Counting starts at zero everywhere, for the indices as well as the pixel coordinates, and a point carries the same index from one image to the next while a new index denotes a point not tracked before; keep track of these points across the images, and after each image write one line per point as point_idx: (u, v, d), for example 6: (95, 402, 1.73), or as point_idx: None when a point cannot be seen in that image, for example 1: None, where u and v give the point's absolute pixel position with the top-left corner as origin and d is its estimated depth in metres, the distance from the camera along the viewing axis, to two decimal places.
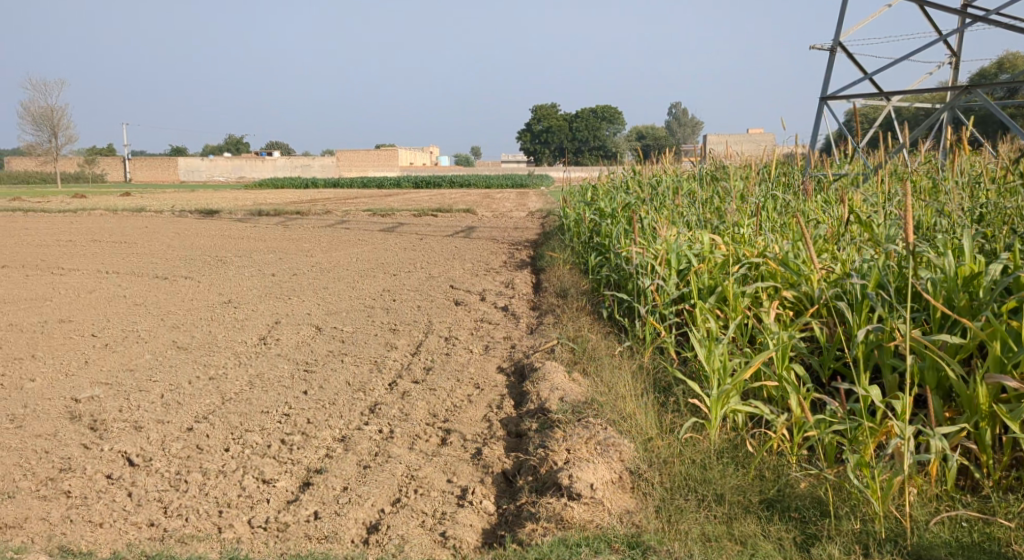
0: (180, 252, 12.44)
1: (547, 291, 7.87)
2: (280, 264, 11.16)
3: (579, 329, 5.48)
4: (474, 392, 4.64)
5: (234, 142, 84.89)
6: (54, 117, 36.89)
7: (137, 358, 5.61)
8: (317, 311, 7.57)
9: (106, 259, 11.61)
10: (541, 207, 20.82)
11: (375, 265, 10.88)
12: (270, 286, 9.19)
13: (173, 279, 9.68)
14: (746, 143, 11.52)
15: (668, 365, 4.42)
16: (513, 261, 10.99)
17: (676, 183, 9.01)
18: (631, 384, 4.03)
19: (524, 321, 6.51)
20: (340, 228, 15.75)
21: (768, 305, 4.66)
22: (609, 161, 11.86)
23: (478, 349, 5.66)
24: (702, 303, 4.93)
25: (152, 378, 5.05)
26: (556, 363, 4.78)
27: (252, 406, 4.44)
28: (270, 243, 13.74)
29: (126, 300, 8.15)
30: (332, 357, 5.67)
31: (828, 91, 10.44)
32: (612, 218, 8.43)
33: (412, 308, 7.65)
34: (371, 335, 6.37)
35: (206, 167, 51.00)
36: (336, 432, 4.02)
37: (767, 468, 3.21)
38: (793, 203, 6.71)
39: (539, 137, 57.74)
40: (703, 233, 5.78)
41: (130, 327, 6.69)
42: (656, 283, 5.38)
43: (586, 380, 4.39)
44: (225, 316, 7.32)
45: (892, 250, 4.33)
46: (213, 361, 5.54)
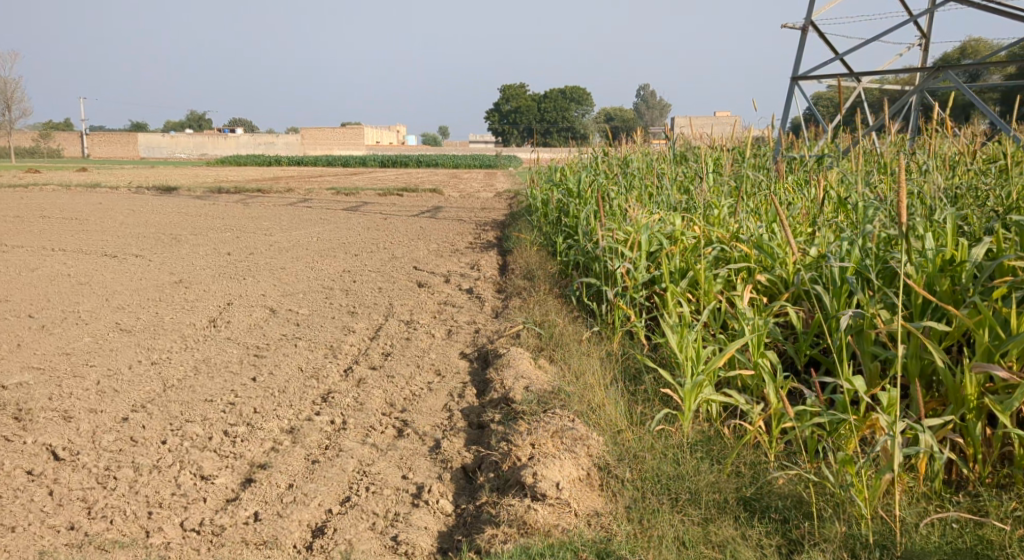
0: (133, 230, 12.02)
1: (513, 273, 7.63)
2: (237, 242, 10.80)
3: (546, 313, 5.24)
4: (434, 379, 4.39)
5: (196, 119, 83.54)
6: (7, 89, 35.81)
7: (75, 341, 5.30)
8: (273, 292, 7.27)
9: (54, 236, 11.17)
10: (508, 188, 20.62)
11: (336, 245, 10.56)
12: (224, 266, 8.86)
13: (123, 258, 9.30)
14: (715, 125, 11.35)
15: (637, 352, 4.19)
16: (479, 242, 10.74)
17: (645, 164, 8.81)
18: (600, 372, 3.80)
19: (488, 304, 6.27)
20: (302, 207, 15.37)
21: (742, 290, 4.45)
22: (577, 142, 11.63)
23: (440, 334, 5.41)
24: (672, 287, 4.70)
25: (89, 363, 4.74)
26: (521, 349, 4.55)
27: (195, 394, 4.16)
28: (229, 220, 13.35)
29: (70, 279, 7.79)
30: (285, 341, 5.38)
31: (798, 72, 10.27)
32: (580, 198, 8.20)
33: (373, 290, 7.37)
34: (328, 318, 6.10)
35: (166, 144, 49.94)
36: (284, 423, 3.75)
37: (743, 464, 2.98)
38: (765, 183, 6.53)
39: (507, 117, 57.32)
40: (674, 214, 5.56)
41: (71, 309, 6.35)
42: (625, 265, 5.15)
43: (553, 367, 4.16)
44: (175, 296, 7.00)
45: (871, 232, 4.12)
46: (157, 345, 5.24)
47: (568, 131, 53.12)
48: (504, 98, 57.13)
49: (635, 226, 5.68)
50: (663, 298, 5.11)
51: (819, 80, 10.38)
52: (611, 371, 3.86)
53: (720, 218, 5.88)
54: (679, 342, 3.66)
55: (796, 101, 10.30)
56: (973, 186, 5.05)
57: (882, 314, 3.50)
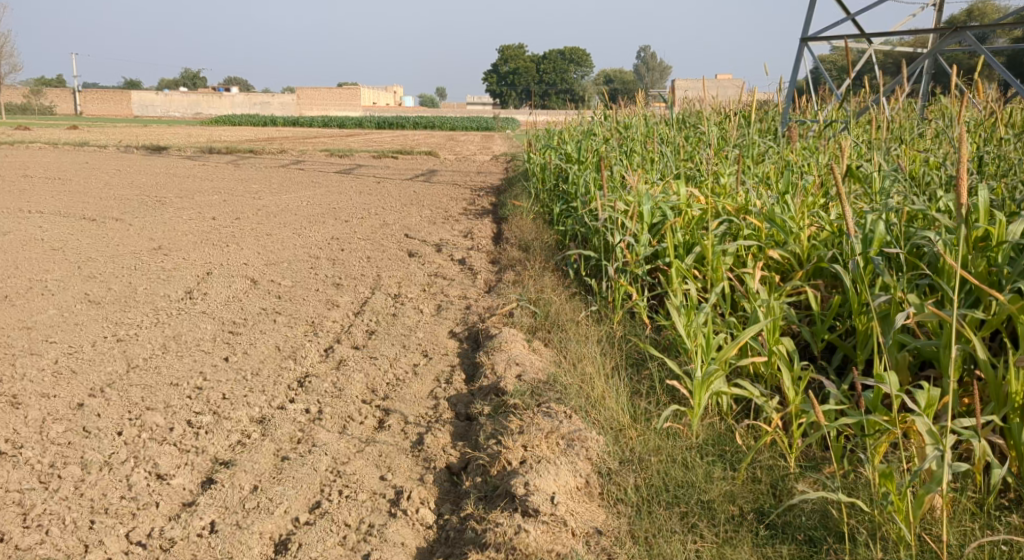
0: (117, 192, 11.65)
1: (509, 243, 7.27)
2: (223, 206, 10.43)
3: (542, 289, 4.90)
4: (421, 362, 4.06)
5: (189, 78, 82.67)
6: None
7: (39, 315, 4.97)
8: (256, 261, 6.92)
9: (35, 197, 10.81)
10: (506, 150, 20.24)
11: (325, 210, 10.19)
12: (207, 231, 8.51)
13: (102, 221, 8.95)
14: (719, 88, 10.94)
15: (640, 336, 3.86)
16: (473, 208, 10.37)
17: (647, 129, 8.43)
18: (600, 358, 3.47)
19: (481, 277, 5.94)
20: (293, 170, 14.96)
21: (754, 267, 4.10)
22: (575, 105, 11.23)
23: (429, 310, 5.08)
24: (678, 264, 4.36)
25: (50, 339, 4.42)
26: (515, 330, 4.21)
27: (160, 377, 3.83)
28: (217, 182, 12.97)
29: (45, 245, 7.45)
30: (263, 316, 5.05)
31: (807, 33, 9.84)
32: (580, 165, 7.82)
33: (361, 259, 7.02)
34: (312, 290, 5.76)
35: (160, 102, 49.09)
36: (254, 412, 3.43)
37: (760, 470, 2.67)
38: (775, 149, 6.17)
39: (505, 79, 56.54)
40: (680, 184, 5.20)
41: (40, 278, 6.02)
42: (626, 239, 4.80)
43: (549, 352, 3.83)
44: (151, 264, 6.66)
45: (897, 207, 3.75)
46: (126, 319, 4.91)
47: (567, 94, 52.35)
48: (503, 59, 56.41)
49: (638, 196, 5.32)
50: (667, 275, 4.77)
51: (829, 42, 9.95)
52: (612, 358, 3.53)
53: (727, 189, 5.52)
54: (688, 328, 3.31)
55: (804, 63, 9.89)
56: (1003, 154, 4.68)
57: (913, 299, 3.17)
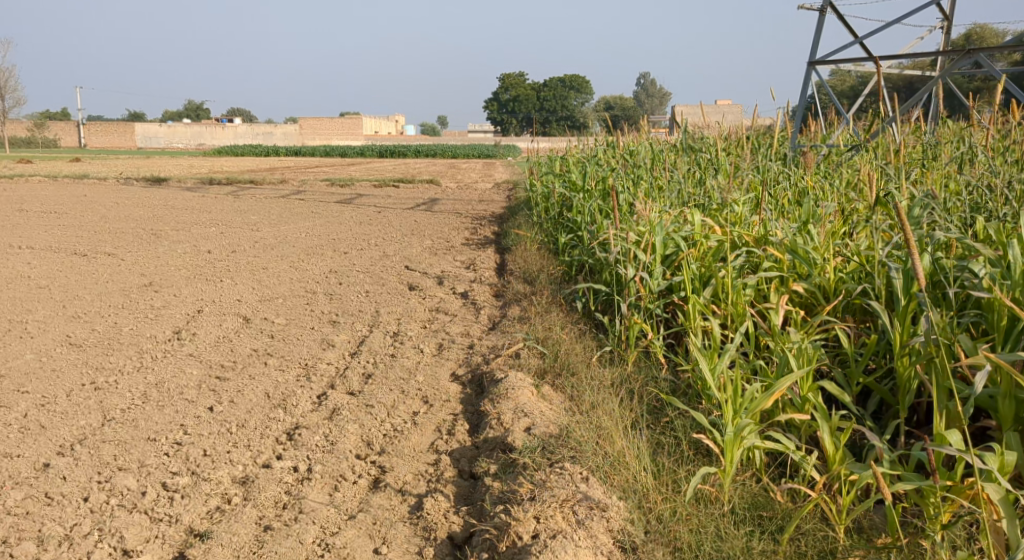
0: (112, 225, 11.39)
1: (513, 275, 6.98)
2: (220, 239, 10.18)
3: (549, 326, 4.60)
4: (421, 410, 3.75)
5: (192, 109, 83.08)
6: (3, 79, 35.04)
7: (15, 361, 4.68)
8: (249, 297, 6.63)
9: (28, 232, 10.54)
10: (509, 177, 20.01)
11: (324, 242, 9.92)
12: (201, 266, 8.23)
13: (94, 257, 8.67)
14: (724, 112, 10.69)
15: (659, 379, 3.54)
16: (475, 238, 10.09)
17: (653, 154, 8.15)
18: (617, 406, 3.16)
19: (485, 312, 5.64)
20: (292, 200, 14.71)
21: (778, 303, 3.81)
22: (578, 132, 10.97)
23: (429, 349, 4.77)
24: (695, 299, 4.06)
25: (22, 390, 4.12)
26: (522, 374, 3.90)
27: (136, 431, 3.52)
28: (214, 214, 12.73)
29: (30, 283, 7.17)
30: (254, 358, 4.74)
31: (814, 56, 9.59)
32: (585, 193, 7.55)
33: (359, 294, 6.73)
34: (306, 328, 5.46)
35: (163, 134, 49.08)
36: (236, 470, 3.12)
37: (805, 542, 2.40)
38: (790, 174, 5.87)
39: (506, 106, 56.62)
40: (694, 212, 4.90)
41: (21, 319, 5.73)
42: (638, 273, 4.50)
43: (560, 400, 3.51)
44: (140, 302, 6.37)
45: (936, 237, 3.45)
46: (107, 364, 4.62)
47: (568, 120, 52.29)
48: (504, 87, 56.51)
49: (649, 226, 5.03)
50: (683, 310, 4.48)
51: (837, 65, 9.71)
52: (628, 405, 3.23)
53: (742, 217, 5.22)
54: (712, 374, 2.99)
55: (813, 86, 9.64)
56: None
57: (965, 344, 2.86)
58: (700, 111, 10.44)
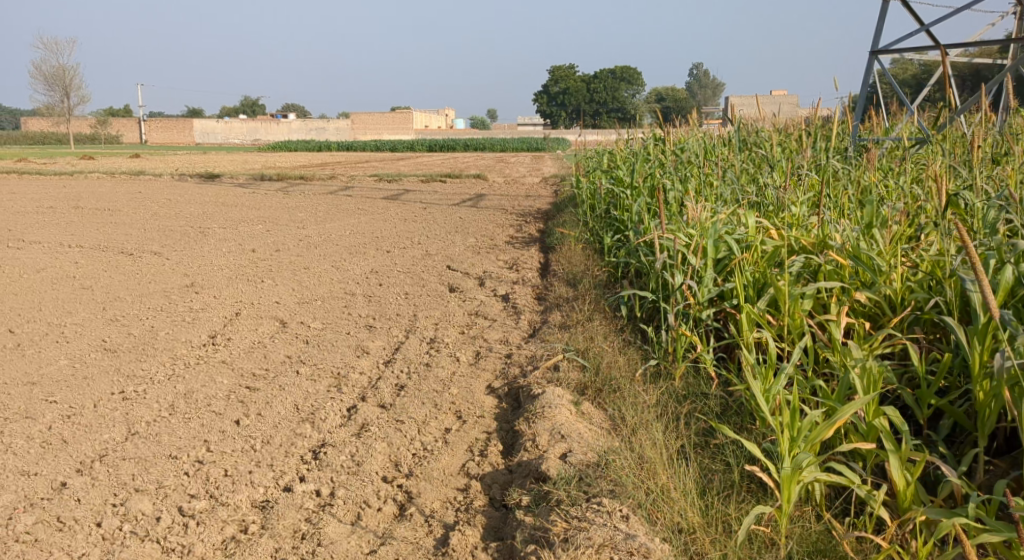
0: (161, 222, 11.43)
1: (556, 276, 6.76)
2: (265, 237, 10.13)
3: (591, 335, 4.38)
4: (453, 427, 3.56)
5: (246, 105, 84.23)
6: (65, 76, 35.75)
7: (48, 367, 4.60)
8: (288, 298, 6.52)
9: (79, 229, 10.61)
10: (557, 171, 19.75)
11: (368, 240, 9.80)
12: (243, 265, 8.16)
13: (139, 256, 8.66)
14: (780, 104, 10.31)
15: (710, 398, 3.32)
16: (520, 236, 9.89)
17: (705, 150, 7.85)
18: (662, 431, 2.94)
19: (526, 317, 5.44)
20: (339, 196, 14.66)
21: (840, 315, 3.57)
22: (627, 125, 10.68)
23: (466, 358, 4.59)
24: (750, 310, 3.83)
25: (50, 399, 4.02)
26: (561, 389, 3.69)
27: (158, 447, 3.39)
28: (262, 211, 12.73)
29: (74, 283, 7.15)
30: (287, 365, 4.61)
31: (876, 45, 9.18)
32: (632, 190, 7.28)
33: (398, 296, 6.57)
34: (342, 334, 5.31)
35: (218, 129, 49.75)
36: (256, 494, 2.98)
37: None
38: (850, 172, 5.56)
39: (556, 99, 56.32)
40: (747, 213, 4.64)
41: (60, 321, 5.67)
42: (688, 281, 4.27)
43: (601, 420, 3.30)
44: (179, 304, 6.28)
45: (1015, 244, 3.18)
46: (138, 371, 4.51)
47: (618, 113, 51.75)
48: (554, 79, 56.18)
49: (700, 229, 4.78)
50: (735, 320, 4.24)
51: (901, 53, 9.29)
52: (673, 430, 3.00)
53: (799, 218, 4.93)
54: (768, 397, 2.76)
55: (873, 77, 9.24)
56: None
57: None
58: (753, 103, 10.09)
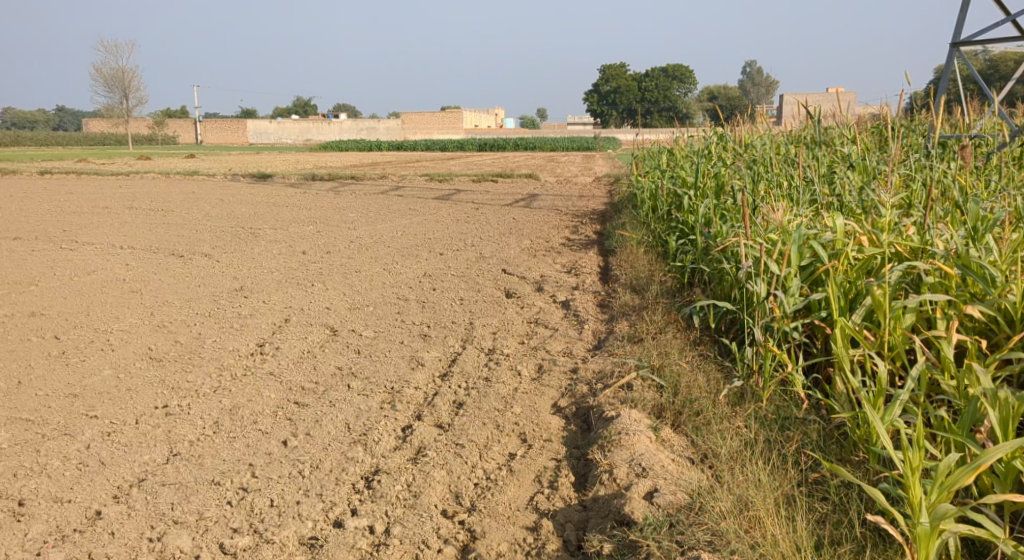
0: (213, 223, 11.32)
1: (619, 282, 6.42)
2: (316, 238, 9.93)
3: (666, 349, 4.03)
4: (518, 453, 3.25)
5: (299, 105, 85.12)
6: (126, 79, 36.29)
7: (91, 377, 4.38)
8: (339, 304, 6.27)
9: (131, 230, 10.53)
10: (609, 171, 19.35)
11: (420, 241, 9.54)
12: (294, 268, 7.95)
13: (190, 257, 8.51)
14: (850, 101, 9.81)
15: (814, 433, 3.00)
16: (576, 238, 9.54)
17: (774, 148, 7.43)
18: (764, 471, 2.64)
19: (590, 326, 5.12)
20: (390, 196, 14.45)
21: (952, 330, 3.22)
22: (688, 125, 10.26)
23: (528, 372, 4.27)
24: (844, 323, 3.49)
25: (90, 413, 3.80)
26: (636, 412, 3.36)
27: (200, 471, 3.14)
28: (313, 211, 12.56)
29: (123, 287, 6.98)
30: (338, 378, 4.34)
31: (957, 36, 8.65)
32: (698, 191, 6.91)
33: (453, 302, 6.28)
34: (396, 343, 5.03)
35: (271, 129, 50.16)
36: (304, 529, 2.77)
37: None
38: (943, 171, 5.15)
39: (607, 98, 55.78)
40: (835, 216, 4.27)
41: (106, 327, 5.48)
42: (773, 291, 3.93)
43: (686, 454, 2.98)
44: (227, 310, 6.06)
45: None
46: (183, 383, 4.27)
47: (670, 111, 51.01)
48: (605, 78, 55.68)
49: (782, 234, 4.41)
50: (827, 334, 3.88)
51: (984, 45, 8.79)
52: (774, 470, 2.69)
53: (890, 223, 4.53)
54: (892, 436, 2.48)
55: (954, 70, 8.75)
56: None
57: None
58: (822, 98, 9.62)
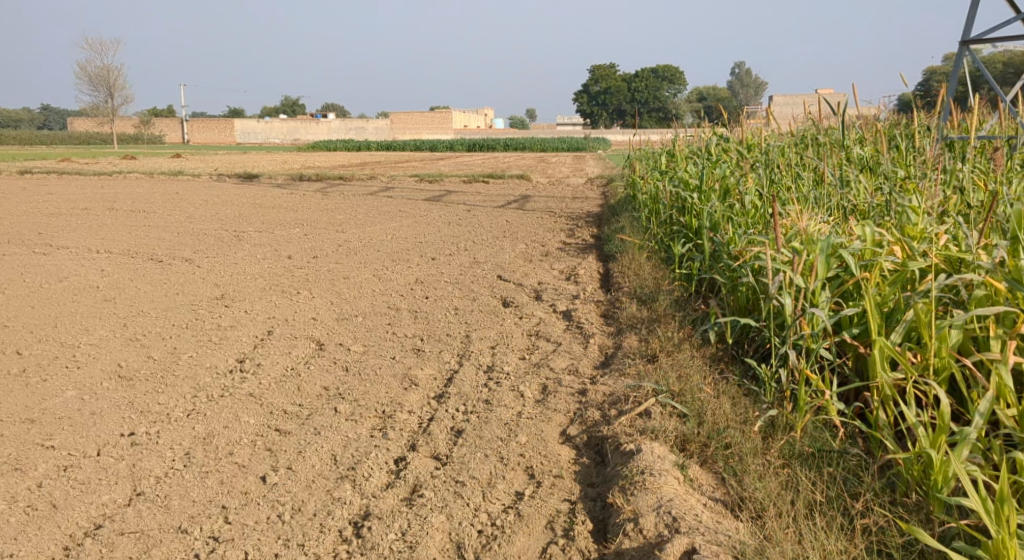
0: (195, 225, 10.91)
1: (622, 290, 6.08)
2: (302, 242, 9.55)
3: (684, 371, 3.66)
4: (527, 492, 2.90)
5: (286, 105, 84.57)
6: (110, 78, 35.69)
7: (52, 400, 4.00)
8: (326, 314, 5.89)
9: (109, 233, 10.10)
10: (602, 172, 19.03)
11: (411, 245, 9.16)
12: (278, 274, 7.57)
13: (170, 263, 8.12)
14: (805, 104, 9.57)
15: (867, 478, 2.67)
16: (574, 241, 9.18)
17: (781, 147, 7.08)
18: (822, 538, 2.39)
19: (595, 340, 4.76)
20: (380, 197, 14.03)
21: (1011, 352, 2.88)
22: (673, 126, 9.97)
23: (532, 394, 3.91)
24: (887, 342, 3.15)
25: (46, 443, 3.42)
26: (658, 446, 3.00)
27: (165, 516, 2.85)
28: (300, 213, 12.17)
29: (97, 295, 6.59)
30: (324, 399, 3.97)
31: (966, 35, 8.37)
32: (703, 194, 6.57)
33: (447, 311, 5.91)
34: (387, 359, 4.64)
35: (258, 130, 49.65)
36: None
37: None
38: (975, 177, 4.81)
39: (597, 98, 55.48)
40: (866, 223, 3.94)
41: (73, 341, 5.08)
42: (801, 306, 3.59)
43: (716, 503, 2.68)
44: (206, 321, 5.65)
45: None
46: (154, 407, 3.88)
47: (660, 112, 50.83)
48: (595, 78, 55.48)
49: (806, 241, 4.04)
50: (861, 353, 3.54)
51: (993, 43, 8.50)
52: (827, 532, 2.42)
53: (921, 230, 4.19)
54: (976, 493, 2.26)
55: (961, 70, 8.47)
56: None
57: None
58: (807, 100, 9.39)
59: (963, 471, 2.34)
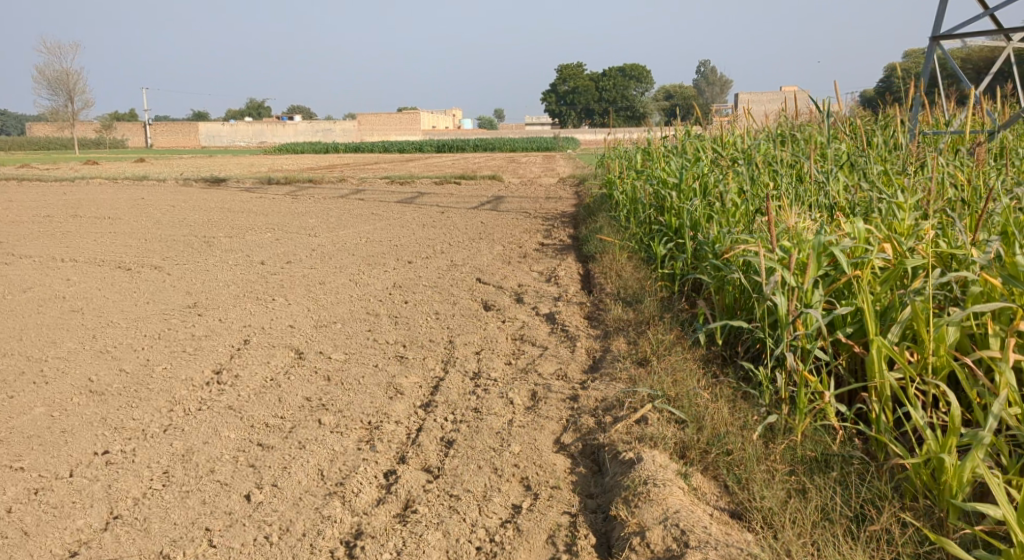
0: (164, 231, 10.68)
1: (605, 291, 5.99)
2: (274, 246, 9.36)
3: (678, 374, 3.58)
4: (525, 504, 2.81)
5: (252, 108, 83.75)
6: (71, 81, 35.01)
7: (20, 418, 3.82)
8: (303, 322, 5.74)
9: (74, 241, 9.83)
10: (574, 171, 18.97)
11: (386, 248, 9.02)
12: (251, 280, 7.39)
13: (138, 271, 7.90)
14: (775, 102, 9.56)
15: (877, 483, 2.60)
16: (550, 243, 9.08)
17: (758, 143, 7.04)
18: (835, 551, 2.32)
19: (582, 344, 4.66)
20: (351, 200, 13.84)
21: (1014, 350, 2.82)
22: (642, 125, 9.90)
23: (521, 401, 3.80)
24: (885, 341, 3.07)
25: (16, 465, 3.26)
26: (658, 456, 2.92)
27: (145, 540, 2.73)
28: (271, 217, 11.97)
29: (64, 305, 6.38)
30: (305, 412, 3.83)
31: (937, 32, 8.39)
32: (683, 192, 6.50)
33: (428, 316, 5.79)
34: (369, 367, 4.51)
35: (224, 133, 49.06)
36: None
37: None
38: (956, 171, 4.78)
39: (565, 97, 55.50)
40: (856, 220, 3.87)
41: (40, 354, 4.89)
42: (794, 307, 3.51)
43: (721, 518, 2.59)
44: (179, 331, 5.48)
45: None
46: (128, 423, 3.73)
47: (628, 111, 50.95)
48: (563, 77, 55.51)
49: (795, 239, 3.97)
50: (857, 353, 3.47)
51: (963, 38, 8.54)
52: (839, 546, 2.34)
53: (909, 226, 4.13)
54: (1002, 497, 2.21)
55: (932, 65, 8.49)
56: None
57: None
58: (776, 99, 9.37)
59: (986, 476, 2.29)
